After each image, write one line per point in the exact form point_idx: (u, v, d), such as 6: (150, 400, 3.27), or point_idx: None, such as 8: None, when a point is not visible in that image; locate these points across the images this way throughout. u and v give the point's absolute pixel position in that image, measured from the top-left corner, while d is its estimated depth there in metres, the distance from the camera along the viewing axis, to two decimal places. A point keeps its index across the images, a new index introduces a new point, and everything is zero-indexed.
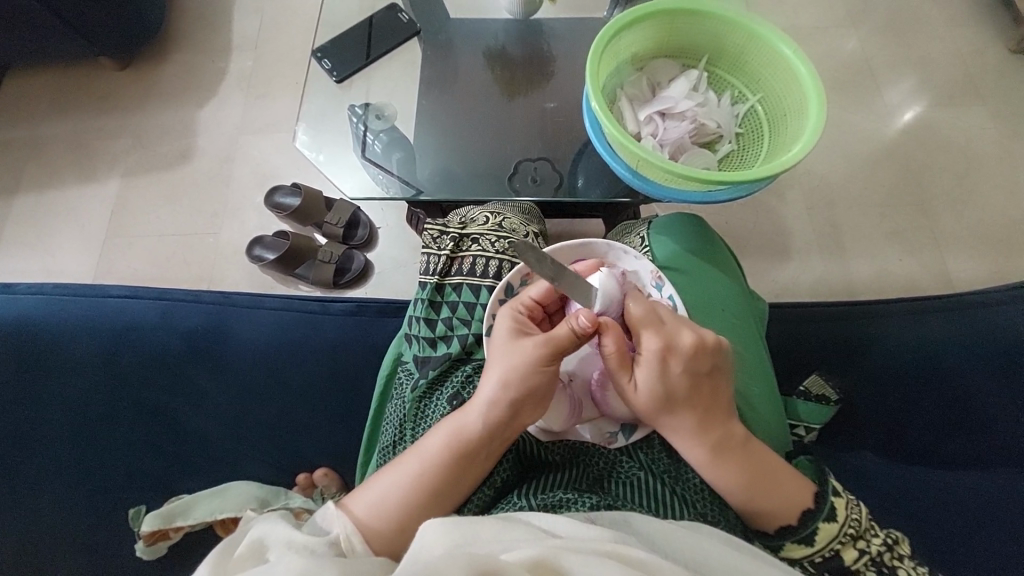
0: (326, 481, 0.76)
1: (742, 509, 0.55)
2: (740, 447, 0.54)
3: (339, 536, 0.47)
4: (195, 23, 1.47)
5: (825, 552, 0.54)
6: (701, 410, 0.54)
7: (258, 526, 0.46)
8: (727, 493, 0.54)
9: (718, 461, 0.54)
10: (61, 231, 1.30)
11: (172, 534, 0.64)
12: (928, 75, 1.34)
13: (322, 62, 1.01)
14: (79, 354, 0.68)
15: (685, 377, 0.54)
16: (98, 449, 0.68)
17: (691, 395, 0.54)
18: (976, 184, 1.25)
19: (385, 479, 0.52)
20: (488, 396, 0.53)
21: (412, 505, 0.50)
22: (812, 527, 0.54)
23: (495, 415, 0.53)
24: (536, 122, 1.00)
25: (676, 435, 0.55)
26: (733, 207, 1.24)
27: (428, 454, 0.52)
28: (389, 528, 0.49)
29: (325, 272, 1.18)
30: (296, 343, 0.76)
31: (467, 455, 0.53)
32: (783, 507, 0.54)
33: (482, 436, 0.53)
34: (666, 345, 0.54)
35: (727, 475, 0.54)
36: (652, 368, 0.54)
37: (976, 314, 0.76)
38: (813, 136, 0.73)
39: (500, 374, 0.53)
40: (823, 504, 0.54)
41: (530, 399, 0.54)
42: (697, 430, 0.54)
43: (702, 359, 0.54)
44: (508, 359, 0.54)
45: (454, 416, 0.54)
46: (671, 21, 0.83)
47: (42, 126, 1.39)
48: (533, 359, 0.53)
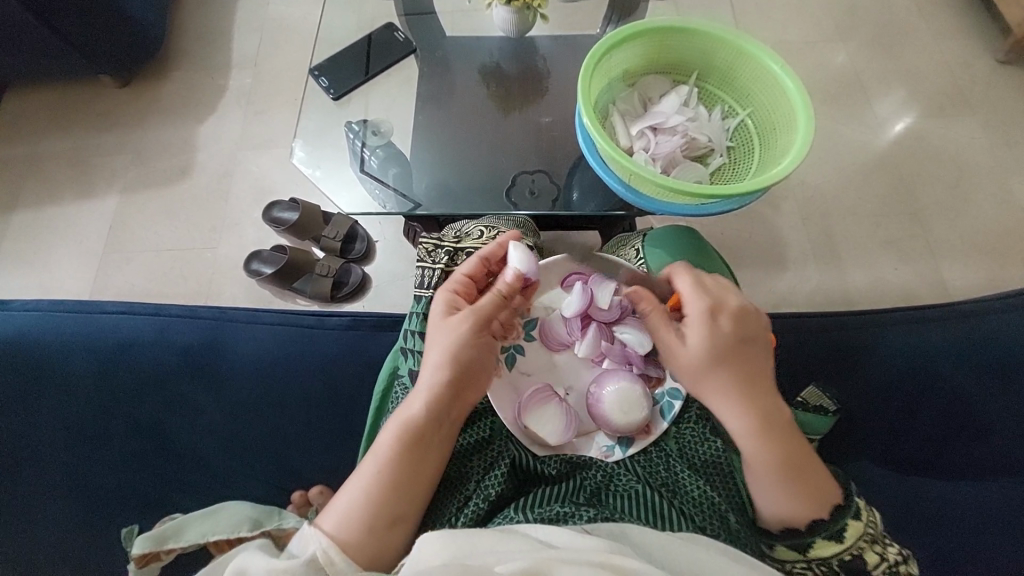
0: (320, 500, 0.73)
1: (783, 495, 0.53)
2: (785, 426, 0.54)
3: (316, 552, 0.47)
4: (194, 41, 1.48)
5: (852, 550, 0.53)
6: (747, 376, 0.55)
7: (237, 558, 0.46)
8: (774, 472, 0.53)
9: (761, 432, 0.53)
10: (60, 247, 1.30)
11: (163, 555, 0.57)
12: (918, 87, 1.36)
13: (320, 79, 1.02)
14: (75, 371, 0.69)
15: (734, 337, 0.56)
16: (91, 468, 0.68)
17: (738, 354, 0.56)
18: (968, 193, 1.26)
19: (352, 486, 0.52)
20: (428, 378, 0.57)
21: (375, 502, 0.51)
22: (841, 525, 0.52)
23: (436, 396, 0.55)
24: (531, 137, 1.01)
25: (722, 403, 0.55)
26: (727, 218, 1.25)
27: (384, 452, 0.53)
28: (359, 533, 0.49)
29: (323, 285, 1.18)
30: (293, 358, 0.77)
31: (420, 445, 0.53)
32: (817, 491, 0.53)
33: (431, 423, 0.55)
34: (714, 304, 0.57)
35: (769, 453, 0.53)
36: (702, 325, 0.56)
37: (969, 324, 0.77)
38: (802, 150, 0.73)
39: (436, 358, 0.57)
40: (849, 503, 0.53)
41: (466, 377, 0.57)
42: (747, 395, 0.54)
43: (747, 325, 0.57)
44: (446, 341, 0.58)
45: (399, 413, 0.55)
46: (661, 39, 0.85)
47: (42, 144, 1.40)
48: (463, 334, 0.58)
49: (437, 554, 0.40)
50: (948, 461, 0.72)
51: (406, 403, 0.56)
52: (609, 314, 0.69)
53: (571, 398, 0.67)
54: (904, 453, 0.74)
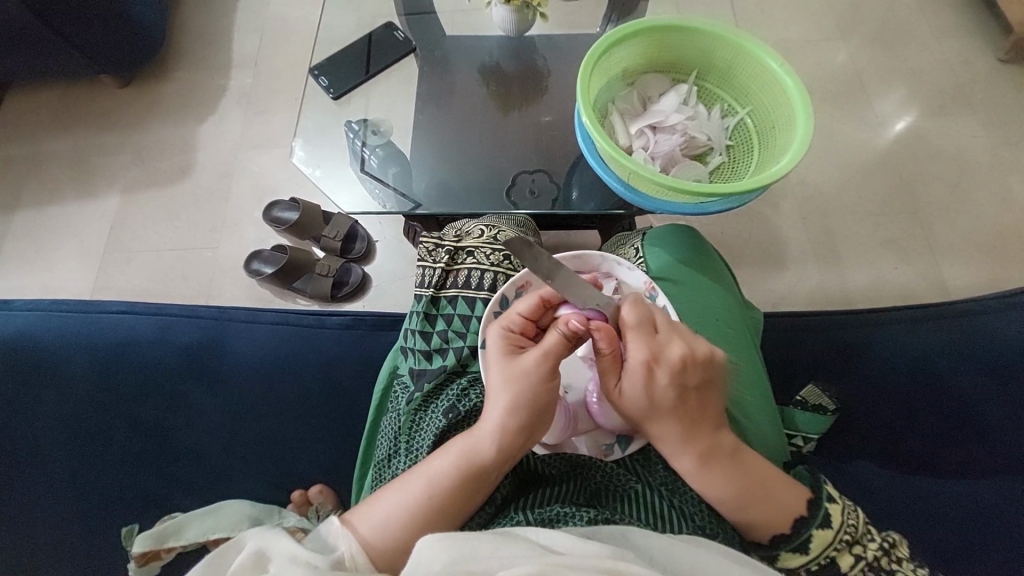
0: (321, 499, 0.74)
1: (739, 514, 0.54)
2: (729, 458, 0.54)
3: (344, 554, 0.46)
4: (195, 40, 1.49)
5: (821, 560, 0.53)
6: (686, 419, 0.54)
7: (258, 535, 0.46)
8: (725, 501, 0.53)
9: (707, 473, 0.53)
10: (61, 246, 1.31)
11: (163, 555, 0.58)
12: (918, 86, 1.36)
13: (319, 79, 1.02)
14: (76, 371, 0.69)
15: (672, 387, 0.54)
16: (91, 468, 0.68)
17: (678, 402, 0.54)
18: (969, 192, 1.26)
19: (391, 501, 0.52)
20: (498, 421, 0.53)
21: (421, 525, 0.51)
22: (804, 537, 0.53)
23: (506, 438, 0.54)
24: (531, 136, 1.01)
25: (664, 443, 0.55)
26: (727, 217, 1.25)
27: (438, 478, 0.52)
28: (399, 549, 0.49)
29: (324, 285, 1.19)
30: (292, 358, 0.78)
31: (478, 480, 0.53)
32: (778, 509, 0.53)
33: (495, 460, 0.54)
34: (654, 353, 0.54)
35: (715, 486, 0.53)
36: (639, 378, 0.54)
37: (968, 322, 0.77)
38: (801, 149, 0.73)
39: (507, 400, 0.54)
40: (817, 512, 0.53)
41: (536, 420, 0.55)
42: (686, 439, 0.54)
43: (692, 369, 0.54)
44: (514, 381, 0.54)
45: (464, 440, 0.54)
46: (660, 38, 0.85)
47: (42, 143, 1.41)
48: (535, 376, 0.54)
49: (439, 558, 0.40)
50: (948, 460, 0.72)
51: (470, 436, 0.54)
52: None
53: (569, 395, 0.66)
54: (906, 453, 0.73)
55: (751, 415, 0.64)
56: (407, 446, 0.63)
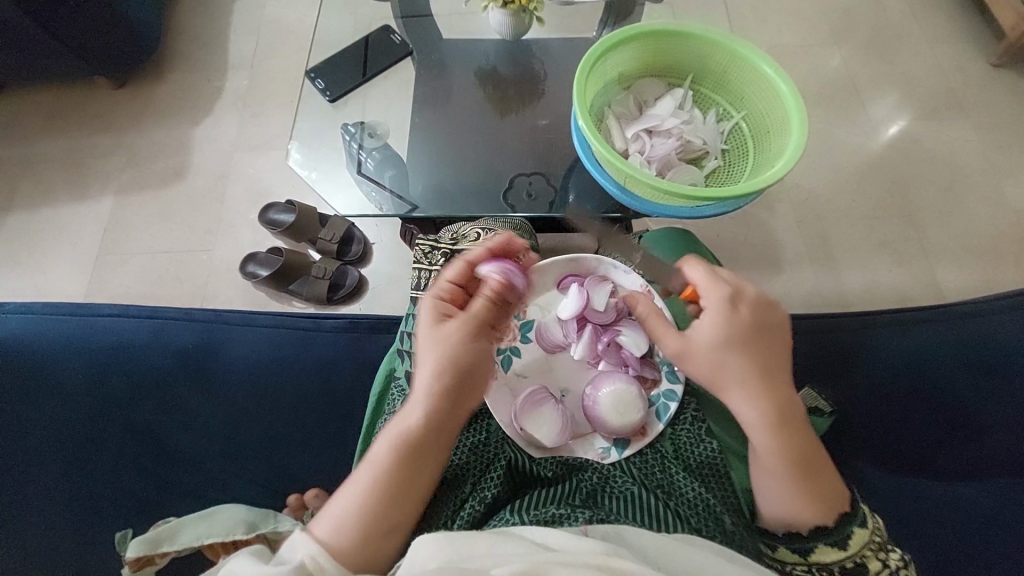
0: (318, 503, 0.73)
1: (794, 490, 0.52)
2: (798, 416, 0.53)
3: (305, 559, 0.46)
4: (190, 42, 1.48)
5: (855, 558, 0.51)
6: (766, 365, 0.53)
7: (228, 567, 0.46)
8: (787, 464, 0.52)
9: (777, 427, 0.52)
10: (54, 248, 1.30)
11: (157, 559, 0.58)
12: (911, 90, 1.37)
13: (315, 82, 1.02)
14: (68, 375, 0.69)
15: (751, 326, 0.54)
16: (85, 471, 0.68)
17: (758, 344, 0.53)
18: (962, 196, 1.27)
19: (344, 496, 0.51)
20: (425, 387, 0.54)
21: (371, 507, 0.50)
22: (846, 531, 0.51)
23: (436, 406, 0.54)
24: (528, 139, 1.01)
25: (739, 391, 0.53)
26: (722, 220, 1.26)
27: (378, 460, 0.52)
28: (353, 540, 0.49)
29: (319, 288, 1.18)
30: (289, 361, 0.78)
31: (416, 456, 0.53)
32: (828, 495, 0.52)
33: (430, 432, 0.53)
34: (734, 292, 0.55)
35: (785, 444, 0.52)
36: (721, 312, 0.54)
37: (960, 325, 0.77)
38: (795, 152, 0.74)
39: (432, 365, 0.55)
40: (858, 510, 0.52)
41: (466, 382, 0.55)
42: (761, 388, 0.52)
43: (769, 313, 0.55)
44: (438, 347, 0.56)
45: (397, 418, 0.54)
46: (656, 43, 0.85)
47: (36, 145, 1.40)
48: (457, 339, 0.56)
49: (434, 557, 0.41)
50: (943, 462, 0.72)
51: (403, 412, 0.54)
52: (604, 315, 0.69)
53: (568, 399, 0.67)
54: (901, 456, 0.74)
55: None
56: None
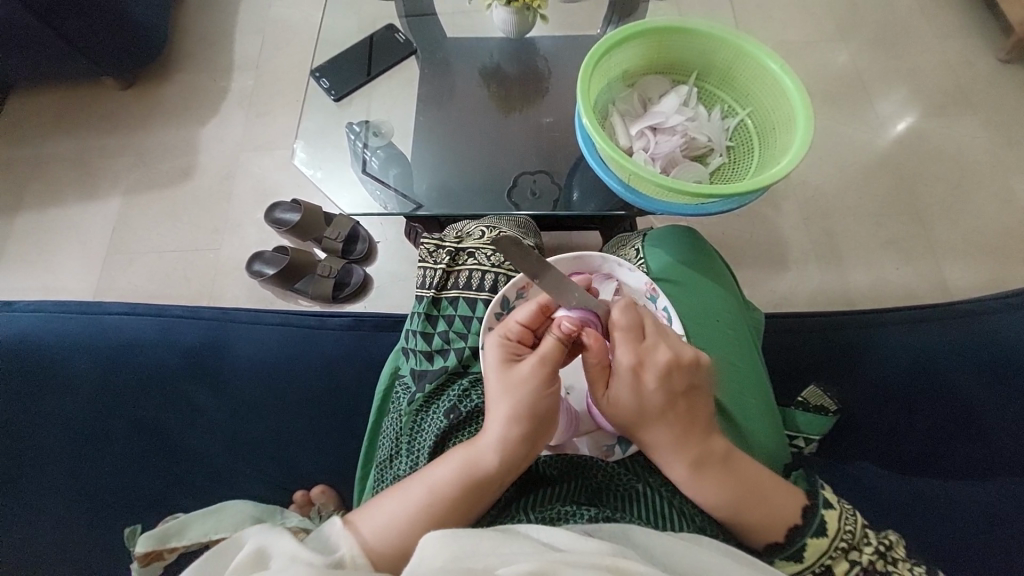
0: (323, 499, 0.75)
1: (732, 521, 0.54)
2: (722, 462, 0.54)
3: (345, 555, 0.47)
4: (196, 43, 1.49)
5: (816, 567, 0.53)
6: (677, 425, 0.54)
7: (259, 535, 0.46)
8: (718, 505, 0.54)
9: (697, 477, 0.54)
10: (63, 248, 1.31)
11: (166, 555, 0.58)
12: (919, 86, 1.36)
13: (321, 81, 1.03)
14: (78, 372, 0.70)
15: (659, 390, 0.53)
16: (94, 468, 0.68)
17: (665, 408, 0.54)
18: (970, 193, 1.26)
19: (390, 505, 0.52)
20: (500, 432, 0.53)
21: (422, 530, 0.51)
22: (798, 545, 0.53)
23: (509, 451, 0.53)
24: (532, 137, 1.01)
25: (657, 450, 0.55)
26: (728, 218, 1.25)
27: (439, 488, 0.52)
28: (398, 554, 0.49)
29: (325, 286, 1.19)
30: (295, 358, 0.78)
31: (480, 491, 0.53)
32: (773, 514, 0.53)
33: (498, 471, 0.53)
34: (642, 357, 0.54)
35: (709, 490, 0.53)
36: (628, 384, 0.53)
37: (968, 323, 0.77)
38: (801, 150, 0.74)
39: (507, 410, 0.53)
40: (811, 519, 0.53)
41: (540, 431, 0.54)
42: (678, 448, 0.54)
43: (680, 372, 0.54)
44: (514, 392, 0.53)
45: (466, 449, 0.54)
46: (660, 40, 0.85)
47: (45, 145, 1.41)
48: (540, 388, 0.53)
49: (440, 555, 0.40)
50: (949, 462, 0.72)
51: (473, 446, 0.54)
52: None
53: (572, 397, 0.67)
54: (905, 454, 0.74)
55: (749, 416, 0.64)
56: (410, 447, 0.63)
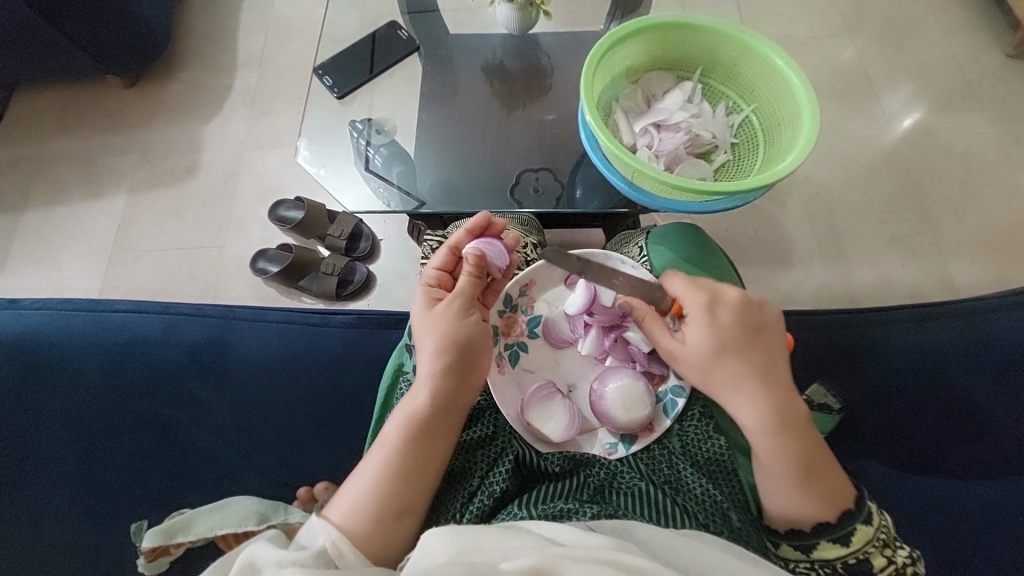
0: (326, 496, 0.71)
1: (798, 494, 0.52)
2: (799, 420, 0.53)
3: (326, 545, 0.46)
4: (200, 41, 1.49)
5: (858, 554, 0.51)
6: (756, 366, 0.54)
7: (246, 549, 0.46)
8: (789, 466, 0.51)
9: (778, 430, 0.52)
10: (68, 246, 1.32)
11: (173, 550, 0.59)
12: (926, 82, 1.35)
13: (323, 78, 1.02)
14: (83, 369, 0.70)
15: (735, 327, 0.55)
16: (100, 465, 0.68)
17: (743, 346, 0.55)
18: (977, 189, 1.25)
19: (356, 482, 0.52)
20: (427, 367, 0.56)
21: (384, 487, 0.51)
22: (848, 529, 0.51)
23: (439, 385, 0.55)
24: (536, 134, 1.01)
25: (736, 395, 0.54)
26: (732, 215, 1.25)
27: (388, 442, 0.54)
28: (366, 524, 0.49)
29: (328, 284, 1.19)
30: (298, 356, 0.78)
31: (427, 435, 0.54)
32: (834, 494, 0.52)
33: (437, 410, 0.55)
34: (713, 296, 0.57)
35: (788, 447, 0.51)
36: (703, 320, 0.56)
37: (974, 321, 0.76)
38: (807, 145, 0.73)
39: (430, 346, 0.57)
40: (863, 507, 0.52)
41: (466, 358, 0.58)
42: (759, 389, 0.53)
43: (751, 314, 0.56)
44: (433, 327, 0.59)
45: (405, 401, 0.56)
46: (664, 35, 0.84)
47: (50, 144, 1.42)
48: (453, 313, 0.60)
49: (442, 551, 0.40)
50: (956, 461, 0.71)
51: (409, 395, 0.56)
52: (609, 310, 0.68)
53: (575, 394, 0.67)
54: (911, 451, 0.73)
55: None
56: None
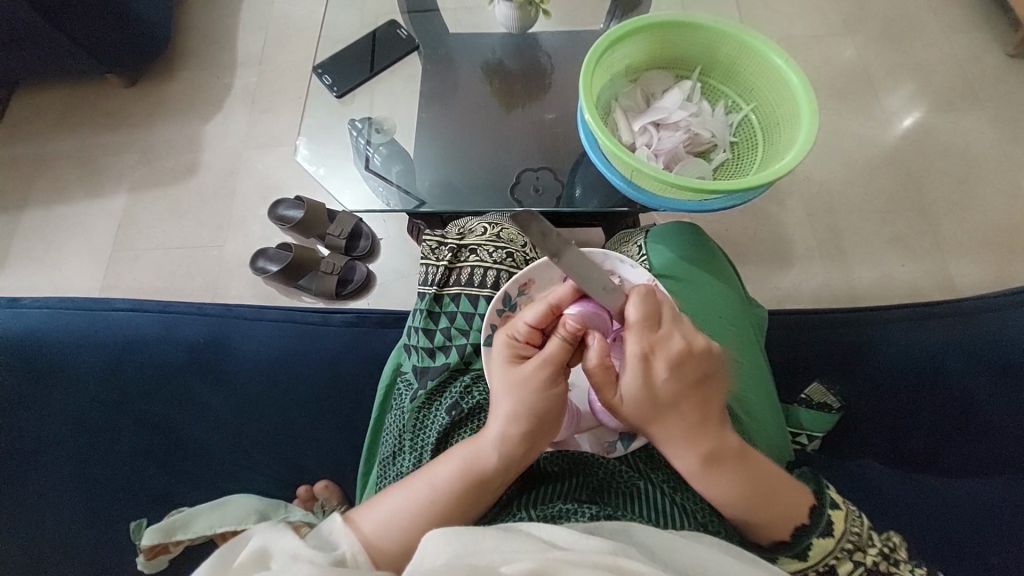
0: (326, 494, 0.74)
1: (746, 519, 0.53)
2: (736, 459, 0.52)
3: (346, 553, 0.48)
4: (200, 40, 1.49)
5: (821, 566, 0.53)
6: (689, 421, 0.51)
7: (263, 530, 0.46)
8: (731, 502, 0.52)
9: (709, 475, 0.51)
10: (68, 245, 1.32)
11: (170, 548, 0.60)
12: (926, 82, 1.35)
13: (323, 77, 1.02)
14: (82, 367, 0.70)
15: (671, 381, 0.51)
16: (101, 463, 0.68)
17: (678, 399, 0.51)
18: (977, 189, 1.25)
19: (392, 501, 0.52)
20: (500, 432, 0.53)
21: (422, 525, 0.51)
22: (805, 544, 0.53)
23: (510, 450, 0.53)
24: (535, 133, 1.01)
25: (669, 445, 0.52)
26: (732, 215, 1.25)
27: (441, 485, 0.52)
28: (396, 550, 0.50)
29: (328, 283, 1.19)
30: (297, 355, 0.78)
31: (481, 490, 0.53)
32: (785, 515, 0.52)
33: (499, 471, 0.53)
34: (651, 345, 0.51)
35: (725, 489, 0.52)
36: (636, 371, 0.50)
37: (973, 320, 0.76)
38: (806, 144, 0.73)
39: (507, 411, 0.53)
40: (819, 520, 0.53)
41: (539, 429, 0.53)
42: (692, 441, 0.51)
43: (693, 362, 0.52)
44: (511, 390, 0.53)
45: (468, 448, 0.54)
46: (664, 34, 0.84)
47: (50, 143, 1.42)
48: (534, 384, 0.52)
49: (443, 553, 0.40)
50: (951, 460, 0.72)
51: (475, 445, 0.54)
52: None
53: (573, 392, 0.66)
54: (909, 451, 0.73)
55: (752, 414, 0.64)
56: (411, 446, 0.63)
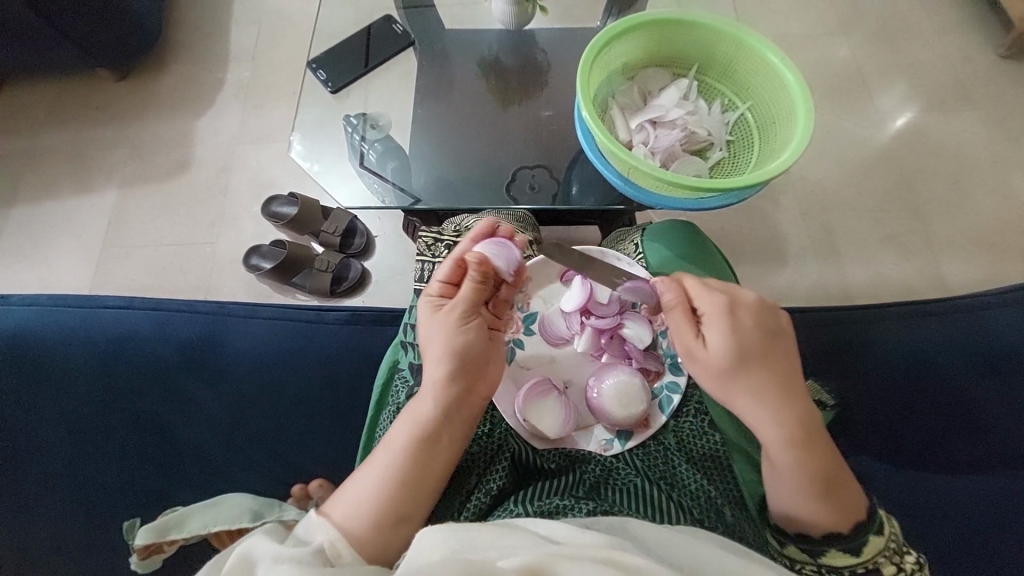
0: (321, 492, 0.73)
1: (811, 505, 0.51)
2: (820, 431, 0.52)
3: (323, 544, 0.46)
4: (192, 35, 1.48)
5: (869, 564, 0.50)
6: (774, 374, 0.53)
7: (243, 542, 0.45)
8: (808, 482, 0.51)
9: (799, 443, 0.51)
10: (59, 241, 1.30)
11: (165, 547, 0.58)
12: (919, 81, 1.36)
13: (317, 72, 1.01)
14: (73, 364, 0.69)
15: (756, 334, 0.54)
16: (90, 462, 0.67)
17: (764, 354, 0.53)
18: (970, 188, 1.26)
19: (363, 485, 0.51)
20: (434, 376, 0.56)
21: (386, 491, 0.51)
22: (860, 540, 0.50)
23: (445, 394, 0.55)
24: (531, 131, 1.01)
25: (758, 404, 0.52)
26: (727, 213, 1.25)
27: (395, 445, 0.54)
28: (369, 528, 0.49)
29: (322, 280, 1.18)
30: (291, 352, 0.78)
31: (432, 444, 0.54)
32: (847, 507, 0.51)
33: (442, 418, 0.55)
34: (732, 300, 0.56)
35: (811, 460, 0.51)
36: (722, 325, 0.54)
37: (966, 319, 0.77)
38: (802, 142, 0.73)
39: (437, 352, 0.58)
40: (875, 516, 0.51)
41: (468, 362, 0.58)
42: (783, 401, 0.52)
43: (769, 319, 0.55)
44: (440, 330, 0.60)
45: (410, 407, 0.56)
46: (660, 32, 0.84)
47: (40, 138, 1.40)
48: (455, 321, 0.60)
49: (438, 550, 0.40)
50: (947, 458, 0.72)
51: (415, 402, 0.56)
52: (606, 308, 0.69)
53: (570, 390, 0.67)
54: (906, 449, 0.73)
55: None
56: None
